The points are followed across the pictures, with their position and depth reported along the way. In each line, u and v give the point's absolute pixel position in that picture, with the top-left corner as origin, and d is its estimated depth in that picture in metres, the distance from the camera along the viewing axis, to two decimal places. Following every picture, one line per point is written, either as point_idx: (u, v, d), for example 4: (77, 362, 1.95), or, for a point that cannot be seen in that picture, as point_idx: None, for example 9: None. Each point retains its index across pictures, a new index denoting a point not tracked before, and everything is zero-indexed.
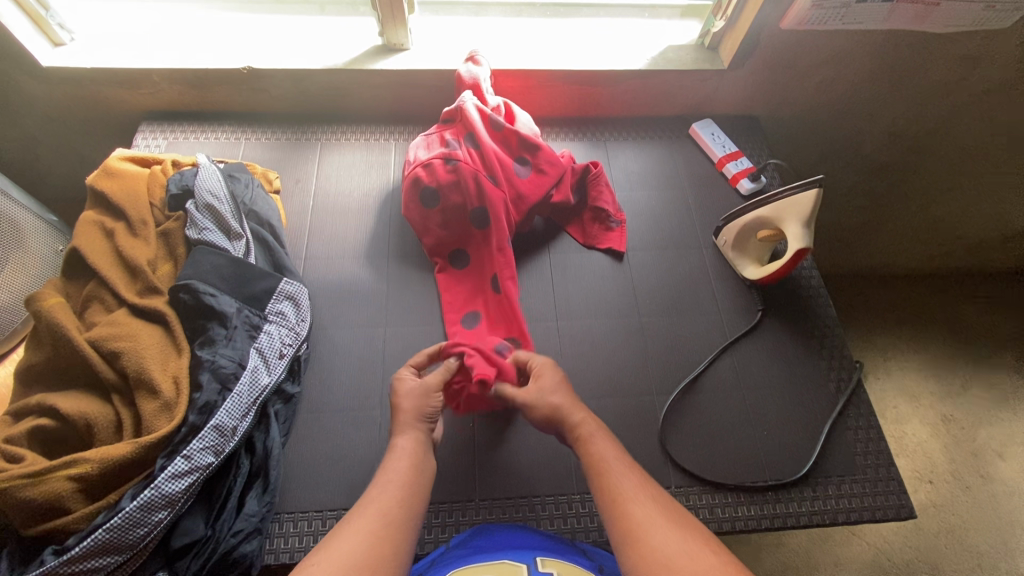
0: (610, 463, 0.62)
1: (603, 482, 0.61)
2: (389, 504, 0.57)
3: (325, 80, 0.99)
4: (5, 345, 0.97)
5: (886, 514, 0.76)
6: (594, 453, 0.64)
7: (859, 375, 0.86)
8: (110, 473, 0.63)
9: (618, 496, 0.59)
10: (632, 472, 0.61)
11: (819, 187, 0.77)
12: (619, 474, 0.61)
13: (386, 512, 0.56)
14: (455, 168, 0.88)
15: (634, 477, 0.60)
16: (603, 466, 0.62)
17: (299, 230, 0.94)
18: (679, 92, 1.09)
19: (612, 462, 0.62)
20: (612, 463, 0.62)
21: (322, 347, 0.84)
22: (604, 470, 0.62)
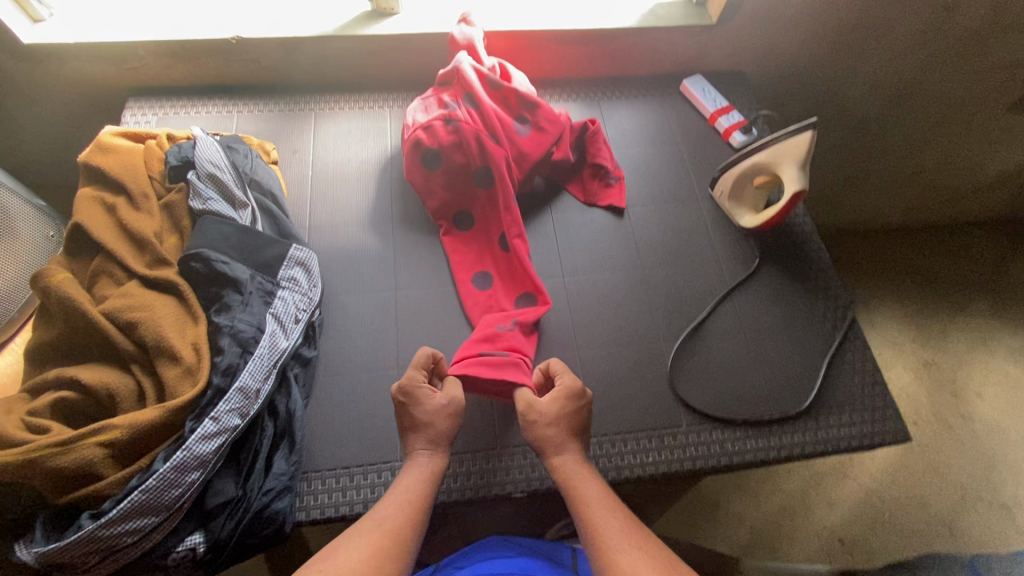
0: (592, 507, 0.65)
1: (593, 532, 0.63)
2: (388, 526, 0.61)
3: (317, 47, 0.98)
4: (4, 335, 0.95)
5: (883, 439, 0.81)
6: (584, 499, 0.66)
7: (853, 314, 0.90)
8: (138, 439, 0.63)
9: (605, 543, 0.61)
10: (619, 517, 0.64)
11: (813, 131, 0.78)
12: (609, 522, 0.63)
13: (385, 536, 0.60)
14: (456, 128, 0.88)
15: (623, 524, 0.63)
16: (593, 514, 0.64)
17: (301, 199, 0.94)
18: (669, 50, 1.11)
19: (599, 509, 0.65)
20: (596, 511, 0.65)
21: (334, 312, 0.85)
22: (592, 515, 0.64)
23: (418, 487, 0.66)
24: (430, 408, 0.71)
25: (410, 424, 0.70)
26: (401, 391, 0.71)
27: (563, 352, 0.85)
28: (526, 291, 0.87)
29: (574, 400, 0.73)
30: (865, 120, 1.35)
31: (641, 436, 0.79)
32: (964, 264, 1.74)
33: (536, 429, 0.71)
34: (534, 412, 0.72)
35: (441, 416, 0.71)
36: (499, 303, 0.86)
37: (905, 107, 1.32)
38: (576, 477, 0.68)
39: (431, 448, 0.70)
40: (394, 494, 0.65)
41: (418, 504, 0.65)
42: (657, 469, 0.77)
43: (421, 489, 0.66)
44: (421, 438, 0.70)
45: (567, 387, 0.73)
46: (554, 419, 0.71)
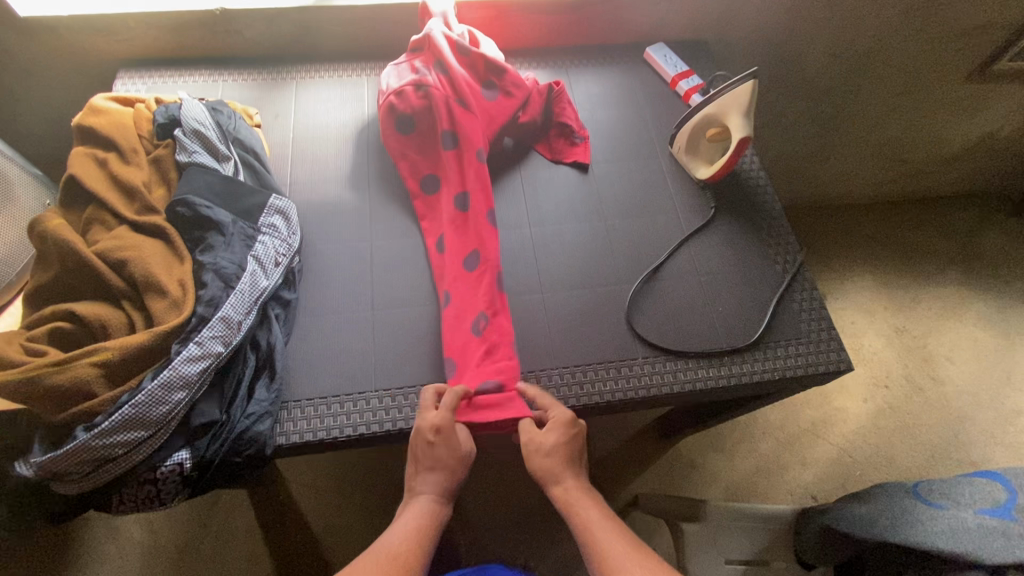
0: (593, 527, 0.67)
1: (596, 553, 0.65)
2: (397, 555, 0.63)
3: (296, 18, 1.04)
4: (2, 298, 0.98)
5: (827, 368, 0.87)
6: (586, 524, 0.68)
7: (801, 258, 0.96)
8: (128, 361, 0.69)
9: (609, 559, 0.64)
10: (621, 538, 0.66)
11: (755, 80, 0.85)
12: (607, 541, 0.65)
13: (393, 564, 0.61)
14: (427, 93, 0.95)
15: (623, 544, 0.65)
16: (594, 536, 0.66)
17: (283, 159, 1.00)
18: (632, 19, 1.17)
19: (599, 531, 0.67)
20: (599, 532, 0.67)
21: (314, 260, 0.90)
22: (594, 536, 0.66)
23: (428, 520, 0.67)
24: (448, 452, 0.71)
25: (428, 467, 0.71)
26: (430, 429, 0.72)
27: (528, 294, 0.91)
28: (472, 250, 0.90)
29: (569, 431, 0.74)
30: (828, 90, 1.41)
31: (599, 367, 0.85)
32: (934, 234, 1.80)
33: (535, 461, 0.73)
34: (534, 443, 0.74)
35: (457, 466, 0.71)
36: (449, 264, 0.89)
37: (864, 77, 1.38)
38: (574, 498, 0.70)
39: (445, 491, 0.70)
40: (402, 524, 0.67)
41: (425, 542, 0.65)
42: (614, 397, 0.83)
43: (425, 533, 0.66)
44: (438, 480, 0.70)
45: (560, 419, 0.75)
46: (552, 450, 0.73)
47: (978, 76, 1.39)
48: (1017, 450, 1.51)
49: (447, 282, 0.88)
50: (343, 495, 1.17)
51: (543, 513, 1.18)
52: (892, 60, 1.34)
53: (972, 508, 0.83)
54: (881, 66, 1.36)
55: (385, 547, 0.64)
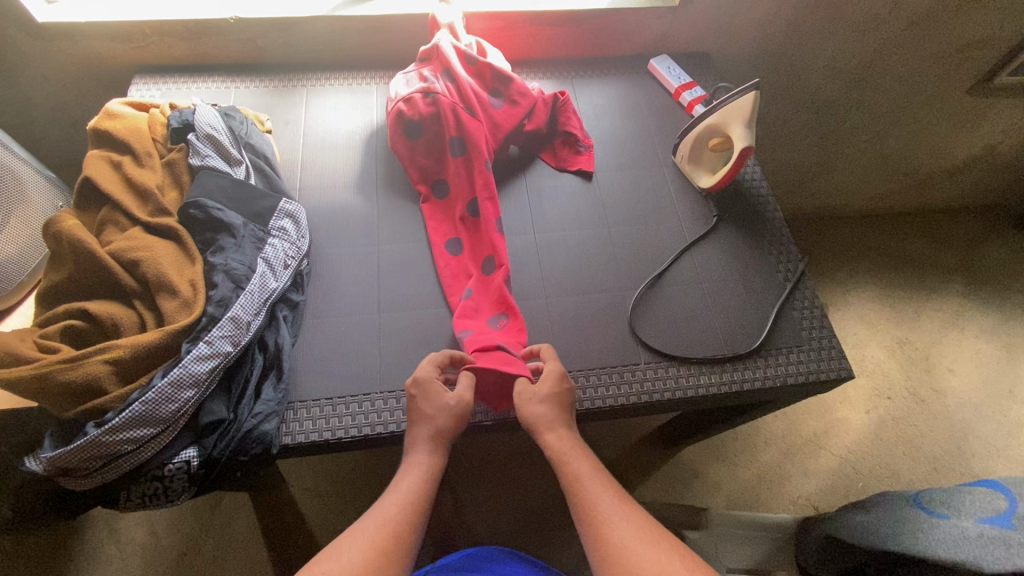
0: (584, 482, 0.70)
1: (584, 512, 0.67)
2: (391, 515, 0.65)
3: (308, 28, 1.06)
4: (12, 298, 0.99)
5: (828, 375, 0.88)
6: (575, 476, 0.71)
7: (803, 267, 0.97)
8: (139, 359, 0.70)
9: (598, 514, 0.66)
10: (610, 497, 0.68)
11: (756, 91, 0.86)
12: (597, 501, 0.68)
13: (385, 529, 0.63)
14: (435, 100, 0.95)
15: (611, 503, 0.68)
16: (584, 499, 0.68)
17: (292, 163, 1.01)
18: (636, 31, 1.19)
19: (589, 492, 0.69)
20: (589, 485, 0.70)
21: (322, 263, 0.92)
22: (583, 491, 0.69)
23: (415, 476, 0.69)
24: (432, 403, 0.74)
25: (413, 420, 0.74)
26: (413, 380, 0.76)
27: (533, 300, 0.92)
28: (488, 255, 0.93)
29: (561, 382, 0.78)
30: (829, 102, 1.43)
31: (602, 372, 0.86)
32: (935, 247, 1.81)
33: (530, 408, 0.75)
34: (528, 391, 0.77)
35: (441, 419, 0.73)
36: (466, 267, 0.93)
37: (865, 89, 1.40)
38: (564, 458, 0.72)
39: (432, 443, 0.72)
40: (397, 485, 0.69)
41: (417, 500, 0.67)
42: (616, 402, 0.83)
43: (420, 490, 0.68)
44: (424, 433, 0.73)
45: (554, 370, 0.78)
46: (545, 398, 0.76)
47: (980, 89, 1.41)
48: (1020, 464, 1.50)
49: (465, 282, 0.91)
50: (346, 497, 1.18)
51: (544, 519, 1.18)
52: (893, 73, 1.36)
53: (972, 518, 0.83)
54: (883, 79, 1.38)
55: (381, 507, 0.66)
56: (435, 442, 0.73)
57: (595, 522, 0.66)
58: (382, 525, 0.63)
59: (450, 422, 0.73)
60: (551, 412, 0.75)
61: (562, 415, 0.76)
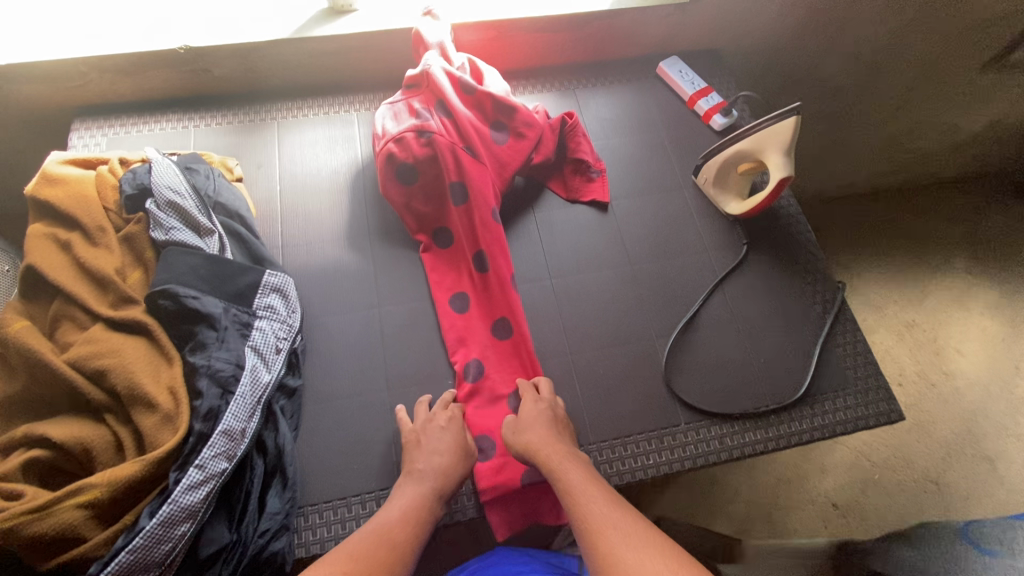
0: (573, 485, 0.66)
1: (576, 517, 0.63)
2: (389, 537, 0.61)
3: (275, 53, 0.92)
4: None
5: (878, 420, 0.82)
6: (565, 484, 0.67)
7: (842, 295, 0.90)
8: (122, 495, 0.60)
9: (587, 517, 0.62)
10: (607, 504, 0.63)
11: (797, 117, 0.76)
12: (589, 508, 0.63)
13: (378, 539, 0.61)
14: (430, 141, 0.82)
15: (601, 504, 0.63)
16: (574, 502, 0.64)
17: (271, 216, 0.89)
18: (644, 31, 1.06)
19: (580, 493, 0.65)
20: (581, 489, 0.66)
21: (317, 335, 0.81)
22: (573, 491, 0.66)
23: (417, 505, 0.66)
24: (430, 448, 0.71)
25: (428, 450, 0.70)
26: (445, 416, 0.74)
27: (557, 360, 0.83)
28: (500, 317, 0.82)
29: (537, 402, 0.75)
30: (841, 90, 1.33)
31: (641, 439, 0.79)
32: (941, 224, 1.75)
33: (520, 438, 0.72)
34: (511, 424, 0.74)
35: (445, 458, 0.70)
36: (475, 330, 0.82)
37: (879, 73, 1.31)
38: (554, 463, 0.69)
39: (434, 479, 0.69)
40: (389, 508, 0.66)
41: (417, 516, 0.65)
42: (661, 470, 0.78)
43: (420, 513, 0.66)
44: (427, 463, 0.70)
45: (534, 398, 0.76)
46: (529, 425, 0.73)
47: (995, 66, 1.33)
48: None
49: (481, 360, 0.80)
50: None
51: None
52: (908, 55, 1.26)
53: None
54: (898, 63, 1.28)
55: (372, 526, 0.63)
56: (439, 485, 0.68)
57: (586, 524, 0.61)
58: (376, 543, 0.60)
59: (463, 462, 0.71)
60: (547, 434, 0.72)
61: (559, 436, 0.73)
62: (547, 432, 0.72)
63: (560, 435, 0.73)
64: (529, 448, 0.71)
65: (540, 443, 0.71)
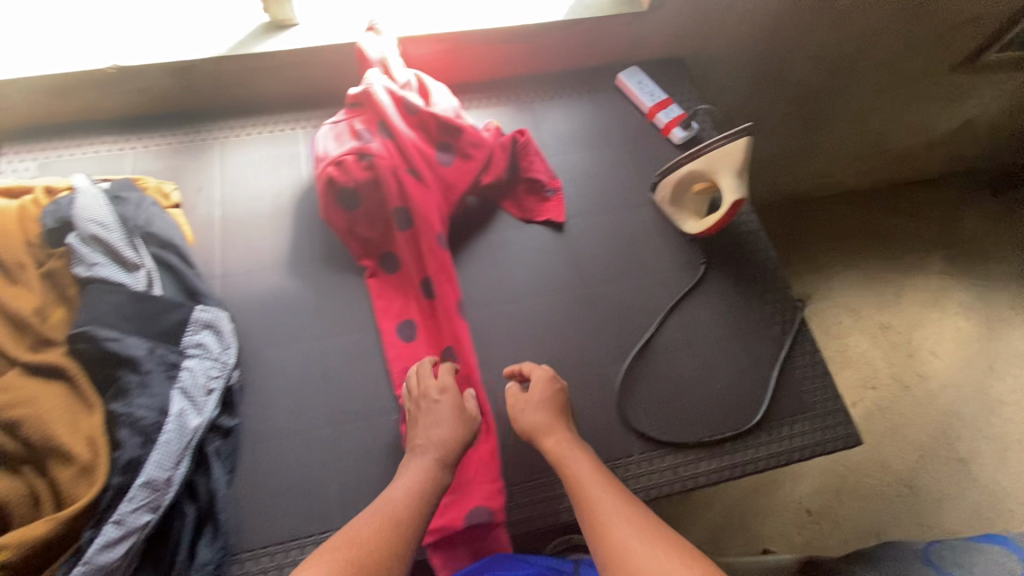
0: (581, 476, 0.66)
1: (585, 511, 0.62)
2: (398, 519, 0.59)
3: (212, 71, 0.88)
4: None
5: (836, 445, 0.80)
6: (572, 474, 0.66)
7: (801, 315, 0.88)
8: (35, 555, 0.58)
9: (595, 511, 0.61)
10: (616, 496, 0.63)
11: (748, 137, 0.76)
12: (599, 502, 0.62)
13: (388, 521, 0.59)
14: (371, 164, 0.79)
15: (614, 498, 0.62)
16: (584, 498, 0.63)
17: (209, 243, 0.85)
18: (602, 41, 1.02)
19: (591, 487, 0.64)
20: (588, 481, 0.65)
21: (257, 370, 0.78)
22: (579, 481, 0.65)
23: (424, 483, 0.64)
24: (432, 420, 0.70)
25: (435, 424, 0.69)
26: (436, 388, 0.73)
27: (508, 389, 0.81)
28: (448, 345, 0.79)
29: (551, 386, 0.75)
30: (810, 93, 1.30)
31: None
32: (917, 223, 1.72)
33: (523, 416, 0.73)
34: (519, 400, 0.74)
35: (452, 433, 0.69)
36: (422, 360, 0.79)
37: (849, 76, 1.28)
38: (565, 457, 0.68)
39: (442, 454, 0.67)
40: (396, 486, 0.64)
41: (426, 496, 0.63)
42: None
43: (430, 490, 0.64)
44: (433, 438, 0.68)
45: (540, 378, 0.75)
46: (537, 405, 0.73)
47: (967, 66, 1.31)
48: (1015, 446, 1.44)
49: None
50: None
51: None
52: (876, 57, 1.24)
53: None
54: (867, 64, 1.25)
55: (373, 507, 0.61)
56: (446, 455, 0.67)
57: (595, 518, 0.60)
58: (387, 524, 0.59)
59: (466, 428, 0.70)
60: (551, 419, 0.72)
61: (562, 421, 0.73)
62: (552, 415, 0.72)
63: (566, 418, 0.73)
64: (534, 429, 0.72)
65: (544, 425, 0.72)
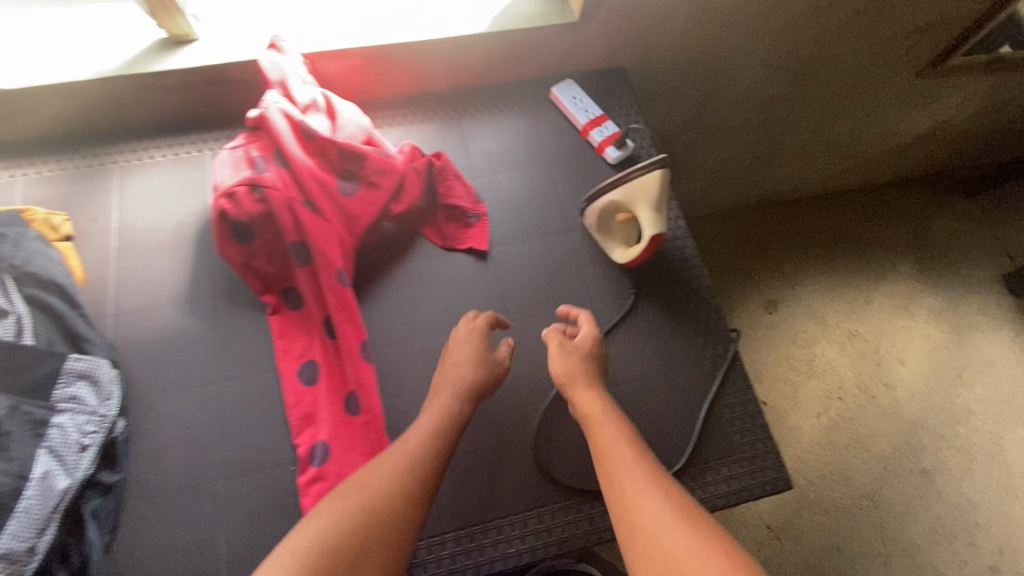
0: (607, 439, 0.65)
1: (606, 475, 0.61)
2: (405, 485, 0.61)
3: (104, 93, 0.82)
4: None
5: (763, 490, 0.77)
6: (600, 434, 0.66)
7: (734, 349, 0.84)
8: None
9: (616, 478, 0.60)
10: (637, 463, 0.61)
11: (664, 165, 0.74)
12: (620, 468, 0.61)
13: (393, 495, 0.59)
14: (264, 197, 0.73)
15: (636, 466, 0.60)
16: (610, 464, 0.62)
17: (102, 279, 0.80)
18: (534, 53, 0.96)
19: (613, 451, 0.63)
20: (613, 443, 0.64)
21: (147, 419, 0.73)
22: (604, 443, 0.64)
23: (442, 428, 0.68)
24: (451, 360, 0.74)
25: (461, 360, 0.74)
26: (464, 330, 0.77)
27: None
28: (351, 390, 0.74)
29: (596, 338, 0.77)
30: (768, 100, 1.24)
31: (504, 524, 0.73)
32: (889, 228, 1.65)
33: (557, 356, 0.75)
34: (556, 339, 0.76)
35: (479, 373, 0.73)
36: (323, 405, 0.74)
37: (808, 82, 1.22)
38: (594, 417, 0.68)
39: (463, 394, 0.71)
40: (418, 427, 0.68)
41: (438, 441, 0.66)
42: (525, 558, 0.72)
43: (446, 432, 0.68)
44: (450, 384, 0.72)
45: (590, 334, 0.76)
46: (582, 352, 0.75)
47: (930, 70, 1.25)
48: (979, 461, 1.39)
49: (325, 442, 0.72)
50: None
51: None
52: (835, 62, 1.17)
53: None
54: (828, 69, 1.19)
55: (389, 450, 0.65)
56: (463, 395, 0.71)
57: (615, 483, 0.60)
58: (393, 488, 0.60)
59: (484, 371, 0.73)
60: (590, 369, 0.73)
61: (599, 379, 0.74)
62: (591, 370, 0.73)
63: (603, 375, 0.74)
64: (569, 376, 0.73)
65: (583, 373, 0.73)
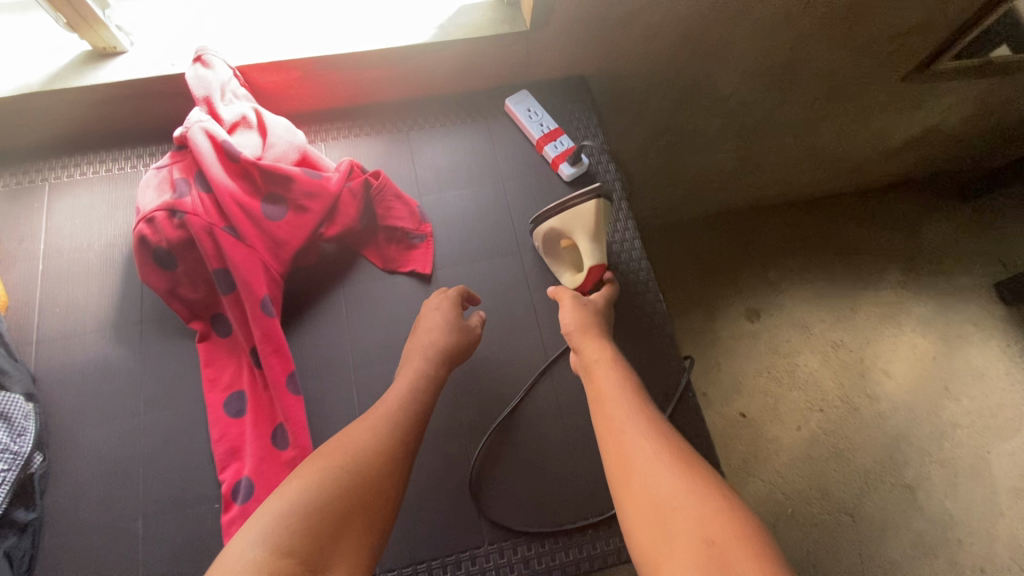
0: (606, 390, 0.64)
1: (604, 425, 0.61)
2: (387, 444, 0.60)
3: (25, 109, 0.78)
4: None
5: None
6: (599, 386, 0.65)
7: (687, 379, 0.81)
8: None
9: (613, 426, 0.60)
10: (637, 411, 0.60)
11: (597, 199, 0.71)
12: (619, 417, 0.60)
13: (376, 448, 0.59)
14: (183, 223, 0.70)
15: (635, 415, 0.60)
16: (607, 415, 0.62)
17: (26, 306, 0.77)
18: (486, 63, 0.91)
19: (614, 404, 0.62)
20: (612, 394, 0.63)
21: (66, 454, 0.71)
22: (602, 395, 0.64)
23: (417, 393, 0.66)
24: (425, 325, 0.73)
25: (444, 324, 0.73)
26: (438, 298, 0.76)
27: None
28: (278, 423, 0.72)
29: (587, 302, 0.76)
30: (746, 107, 1.18)
31: (436, 567, 0.70)
32: (877, 234, 1.59)
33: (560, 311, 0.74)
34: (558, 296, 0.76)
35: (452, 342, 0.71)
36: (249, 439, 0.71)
37: (787, 88, 1.16)
38: (595, 370, 0.67)
39: (437, 359, 0.70)
40: (398, 391, 0.67)
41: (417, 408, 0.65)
42: None
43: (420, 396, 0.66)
44: (423, 345, 0.71)
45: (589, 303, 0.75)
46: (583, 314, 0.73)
47: (918, 75, 1.18)
48: (966, 477, 1.34)
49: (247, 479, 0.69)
50: None
51: None
52: (814, 67, 1.11)
53: None
54: (808, 73, 1.12)
55: (380, 408, 0.64)
56: (439, 358, 0.70)
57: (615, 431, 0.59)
58: (375, 445, 0.59)
59: (455, 336, 0.72)
60: (584, 329, 0.71)
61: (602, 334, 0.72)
62: (585, 326, 0.72)
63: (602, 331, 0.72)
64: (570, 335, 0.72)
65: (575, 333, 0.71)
